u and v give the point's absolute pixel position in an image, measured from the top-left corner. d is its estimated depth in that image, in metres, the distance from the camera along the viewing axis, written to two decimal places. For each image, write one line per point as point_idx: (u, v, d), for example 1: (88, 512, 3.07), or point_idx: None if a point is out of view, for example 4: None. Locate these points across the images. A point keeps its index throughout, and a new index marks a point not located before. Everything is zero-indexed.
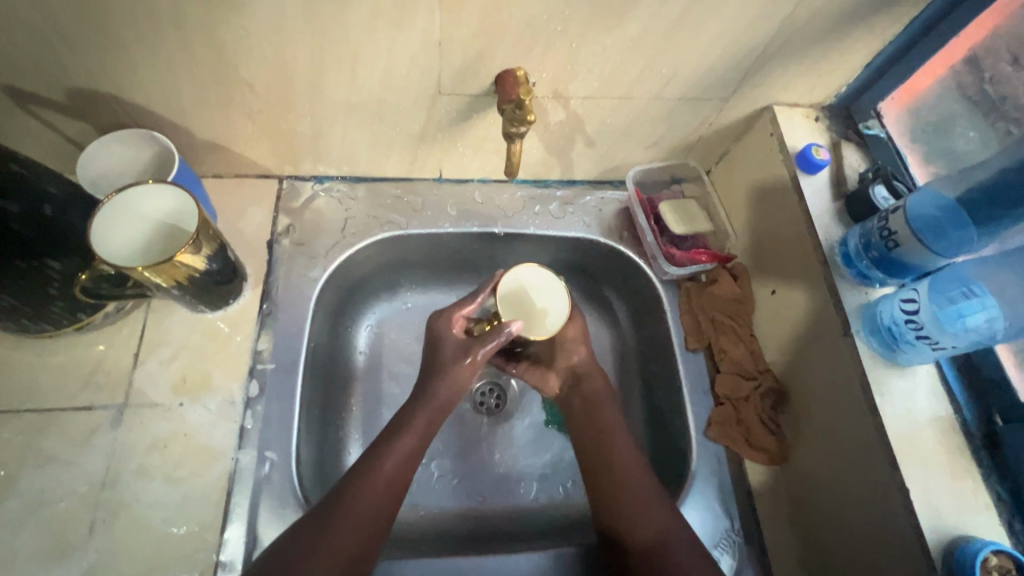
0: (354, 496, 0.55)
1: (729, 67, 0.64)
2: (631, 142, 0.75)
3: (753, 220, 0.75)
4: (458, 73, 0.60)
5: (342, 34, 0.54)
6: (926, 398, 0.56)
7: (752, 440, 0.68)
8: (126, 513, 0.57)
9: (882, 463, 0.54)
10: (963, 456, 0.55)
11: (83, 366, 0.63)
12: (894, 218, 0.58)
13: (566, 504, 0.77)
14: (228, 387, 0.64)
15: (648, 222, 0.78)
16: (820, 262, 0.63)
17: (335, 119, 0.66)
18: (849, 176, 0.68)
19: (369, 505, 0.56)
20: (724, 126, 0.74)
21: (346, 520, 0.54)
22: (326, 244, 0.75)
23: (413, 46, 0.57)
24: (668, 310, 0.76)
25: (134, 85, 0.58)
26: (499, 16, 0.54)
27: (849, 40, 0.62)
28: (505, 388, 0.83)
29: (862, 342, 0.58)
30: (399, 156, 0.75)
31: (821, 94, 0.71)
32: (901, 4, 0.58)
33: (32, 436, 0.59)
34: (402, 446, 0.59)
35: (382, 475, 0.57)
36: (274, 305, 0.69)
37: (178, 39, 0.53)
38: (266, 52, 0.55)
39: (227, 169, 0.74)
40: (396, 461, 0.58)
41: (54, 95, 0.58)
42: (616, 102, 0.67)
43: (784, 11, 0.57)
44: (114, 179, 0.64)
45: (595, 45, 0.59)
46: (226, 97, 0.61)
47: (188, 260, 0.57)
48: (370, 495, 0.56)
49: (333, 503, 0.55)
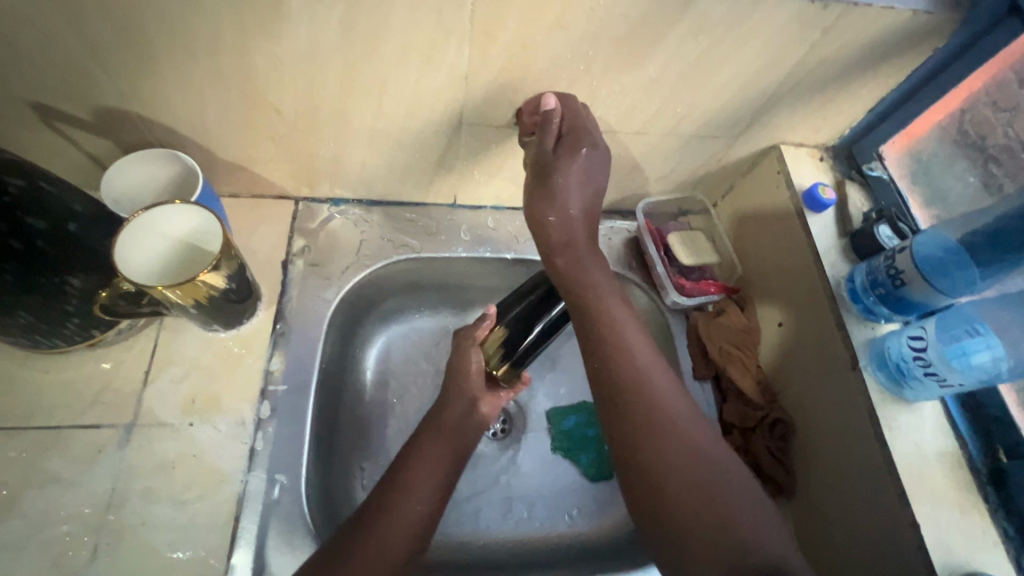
0: (387, 512, 0.55)
1: (740, 107, 0.66)
2: (643, 175, 0.78)
3: (760, 253, 0.77)
4: (482, 105, 0.62)
5: (374, 65, 0.56)
6: (932, 433, 0.58)
7: (761, 471, 0.68)
8: (130, 537, 0.56)
9: (893, 497, 0.55)
10: (969, 491, 0.56)
11: (93, 384, 0.62)
12: (901, 257, 0.60)
13: (570, 533, 0.76)
14: (239, 408, 0.64)
15: (659, 253, 0.80)
16: (827, 297, 0.65)
17: (357, 145, 0.67)
18: (853, 215, 0.70)
19: (403, 522, 0.55)
20: (731, 162, 0.77)
21: (379, 535, 0.53)
22: (341, 265, 0.75)
23: (440, 79, 0.58)
24: (677, 339, 0.78)
25: (164, 106, 0.59)
26: (526, 54, 0.56)
27: (854, 86, 0.66)
28: (511, 413, 0.83)
29: (870, 377, 0.59)
30: (416, 182, 0.76)
31: (825, 135, 0.74)
32: (904, 56, 0.62)
33: (35, 455, 0.58)
34: (432, 461, 0.60)
35: (415, 491, 0.57)
36: (288, 325, 0.69)
37: (213, 63, 0.54)
38: (298, 79, 0.57)
39: (244, 189, 0.74)
40: (428, 479, 0.58)
41: (81, 113, 0.59)
42: (631, 137, 0.70)
43: (795, 58, 0.60)
44: (133, 196, 0.65)
45: (615, 83, 0.61)
46: (253, 120, 0.62)
47: (209, 279, 0.57)
48: (403, 511, 0.55)
49: (365, 519, 0.54)
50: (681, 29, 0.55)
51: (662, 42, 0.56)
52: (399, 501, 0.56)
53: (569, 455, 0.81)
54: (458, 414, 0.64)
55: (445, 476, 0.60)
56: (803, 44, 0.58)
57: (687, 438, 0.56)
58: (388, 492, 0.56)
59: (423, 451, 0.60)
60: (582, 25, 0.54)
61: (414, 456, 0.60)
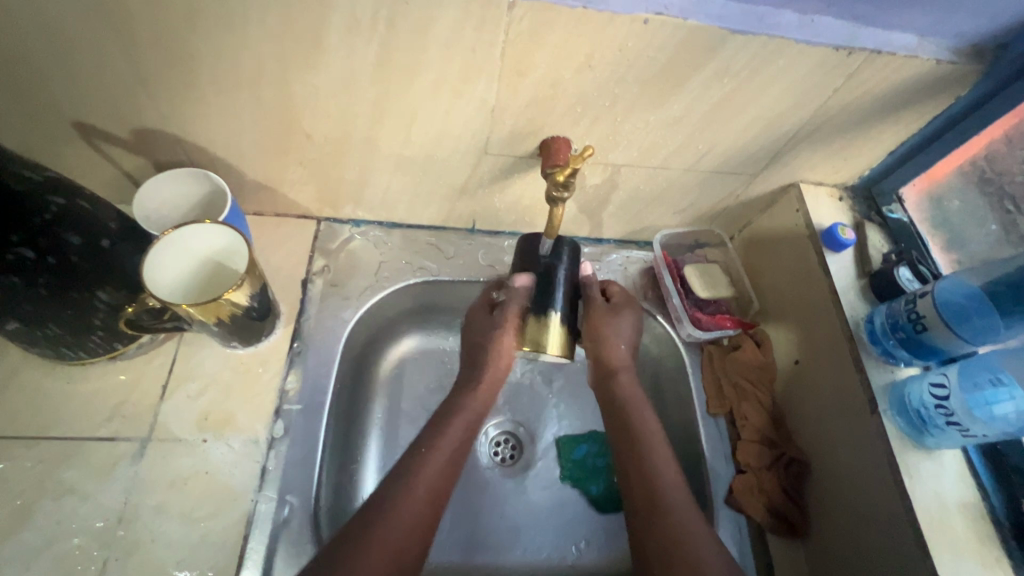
0: (397, 508, 0.54)
1: (761, 147, 0.67)
2: (661, 208, 0.78)
3: (778, 289, 0.76)
4: (506, 138, 0.64)
5: (405, 96, 0.57)
6: (954, 484, 0.57)
7: (774, 511, 0.66)
8: (139, 553, 0.56)
9: (913, 548, 0.54)
10: (992, 545, 0.55)
11: (112, 396, 0.62)
12: (922, 302, 0.60)
13: (577, 566, 0.75)
14: (253, 426, 0.64)
15: (675, 284, 0.80)
16: (846, 339, 0.64)
17: (383, 171, 0.69)
18: (873, 256, 0.70)
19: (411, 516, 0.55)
20: (751, 198, 0.78)
21: (386, 526, 0.53)
22: (359, 286, 0.76)
23: (468, 112, 0.60)
24: (691, 372, 0.76)
25: (199, 128, 0.60)
26: (553, 91, 0.58)
27: (875, 130, 0.66)
28: (520, 439, 0.83)
29: (889, 422, 0.59)
30: (437, 206, 0.77)
31: (845, 175, 0.74)
32: (925, 103, 0.62)
33: (53, 465, 0.58)
34: (446, 451, 0.61)
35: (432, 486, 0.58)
36: (305, 344, 0.70)
37: (251, 89, 0.56)
38: (331, 108, 0.59)
39: (269, 208, 0.76)
40: (439, 471, 0.59)
41: (120, 133, 0.61)
42: (652, 171, 0.70)
43: (817, 101, 0.61)
44: (162, 213, 0.66)
45: (639, 120, 0.62)
46: (283, 144, 0.63)
47: (233, 298, 0.58)
48: (414, 505, 0.55)
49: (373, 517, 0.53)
50: (707, 72, 0.56)
51: (688, 83, 0.57)
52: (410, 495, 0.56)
53: (578, 485, 0.80)
54: (467, 407, 0.66)
55: (451, 472, 0.60)
56: (827, 89, 0.59)
57: (657, 469, 0.60)
58: (398, 488, 0.56)
59: (440, 442, 0.61)
60: (610, 66, 0.55)
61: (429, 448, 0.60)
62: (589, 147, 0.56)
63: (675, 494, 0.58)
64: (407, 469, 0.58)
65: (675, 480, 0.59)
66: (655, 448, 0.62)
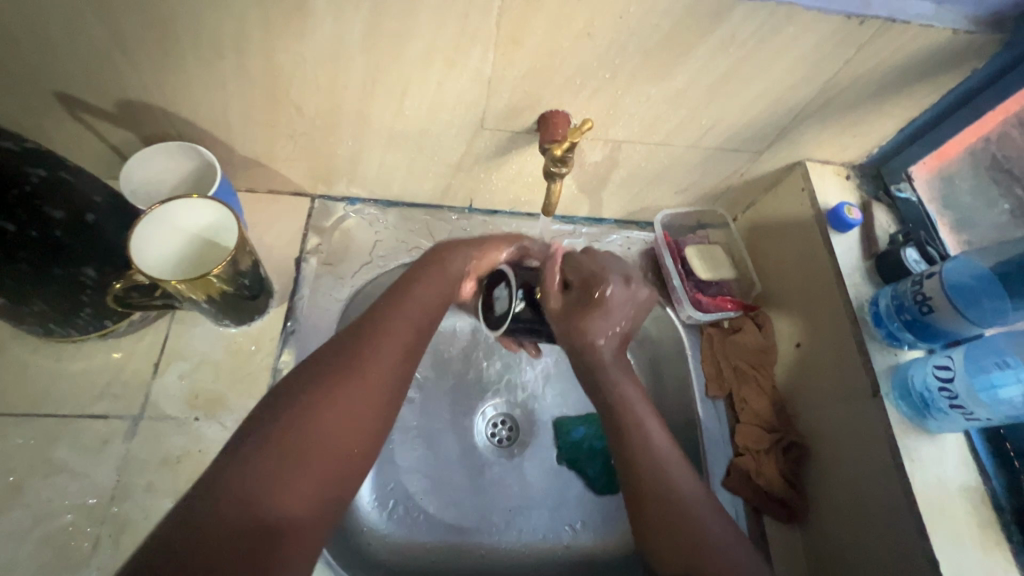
0: (293, 450, 0.42)
1: (767, 123, 0.65)
2: (662, 186, 0.76)
3: (781, 271, 0.75)
4: (504, 111, 0.62)
5: (397, 67, 0.55)
6: (955, 468, 0.56)
7: (772, 494, 0.66)
8: (133, 530, 0.55)
9: (911, 531, 0.54)
10: (991, 529, 0.54)
11: (103, 374, 0.62)
12: (929, 283, 0.58)
13: (573, 546, 0.75)
14: (246, 405, 0.63)
15: (675, 266, 0.78)
16: (850, 321, 0.63)
17: (375, 146, 0.67)
18: (880, 237, 0.69)
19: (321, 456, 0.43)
20: (755, 176, 0.76)
21: (282, 470, 0.41)
22: (353, 265, 0.75)
23: (463, 84, 0.58)
24: (690, 355, 0.75)
25: (186, 99, 0.59)
26: (551, 61, 0.55)
27: (886, 105, 0.64)
28: (517, 420, 0.82)
29: (891, 406, 0.58)
30: (432, 183, 0.75)
31: (853, 154, 0.72)
32: (939, 76, 0.60)
33: (43, 443, 0.58)
34: (369, 384, 0.47)
35: (348, 425, 0.45)
36: (298, 324, 0.69)
37: (237, 58, 0.54)
38: (320, 78, 0.57)
39: (262, 185, 0.74)
40: (359, 413, 0.46)
41: (104, 105, 0.59)
42: (654, 148, 0.68)
43: (825, 74, 0.59)
44: (151, 189, 0.65)
45: (640, 94, 0.60)
46: (273, 117, 0.62)
47: (222, 275, 0.56)
48: (326, 445, 0.44)
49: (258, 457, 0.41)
50: (712, 42, 0.54)
51: (691, 55, 0.55)
52: (321, 430, 0.44)
53: (574, 467, 0.79)
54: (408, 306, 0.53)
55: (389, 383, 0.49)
56: (836, 61, 0.57)
57: (652, 443, 0.52)
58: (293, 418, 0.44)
59: (367, 374, 0.48)
60: (610, 35, 0.53)
61: (334, 384, 0.46)
62: (588, 122, 0.53)
63: (677, 471, 0.50)
64: (310, 404, 0.45)
65: (677, 457, 0.51)
66: (648, 422, 0.54)
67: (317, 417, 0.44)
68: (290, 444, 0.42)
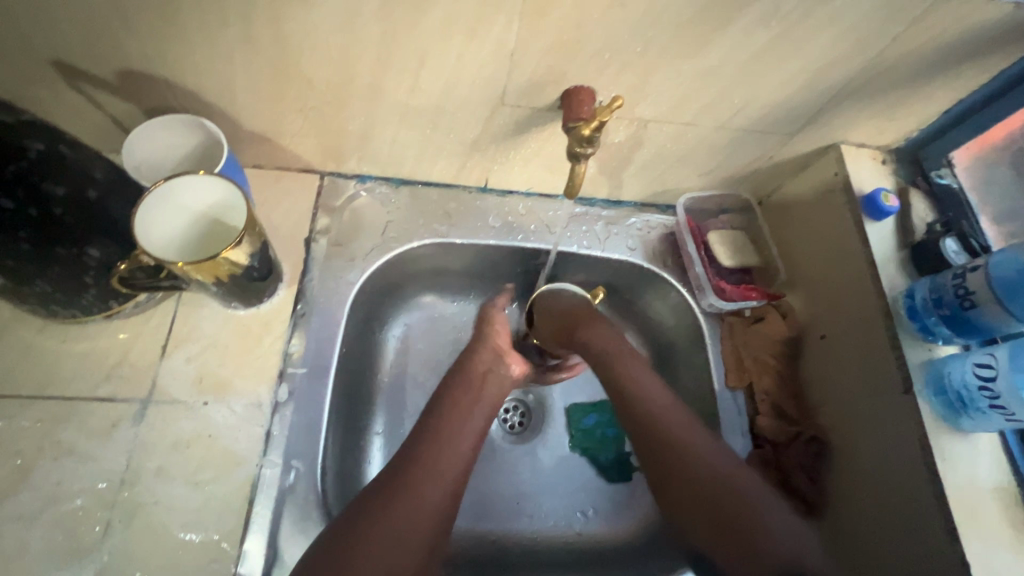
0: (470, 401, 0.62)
1: (804, 103, 0.62)
2: (687, 168, 0.73)
3: (808, 259, 0.72)
4: (526, 86, 0.58)
5: (414, 38, 0.52)
6: (987, 467, 0.54)
7: (791, 487, 0.65)
8: (144, 515, 0.55)
9: (941, 532, 0.52)
10: (1022, 530, 0.53)
11: (109, 356, 0.60)
12: (972, 277, 0.56)
13: (585, 533, 0.74)
14: (255, 390, 0.61)
15: (697, 252, 0.75)
16: (882, 313, 0.61)
17: (388, 121, 0.64)
18: (916, 226, 0.65)
19: (412, 536, 0.50)
20: (785, 160, 0.72)
21: (412, 505, 0.52)
22: (365, 247, 0.72)
23: (483, 56, 0.54)
24: (710, 343, 0.73)
25: (190, 70, 0.55)
26: (579, 33, 0.52)
27: (931, 86, 0.60)
28: (530, 407, 0.81)
29: (925, 403, 0.56)
30: (447, 163, 0.72)
31: (891, 136, 0.68)
32: (992, 55, 0.56)
33: (49, 427, 0.56)
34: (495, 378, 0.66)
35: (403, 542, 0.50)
36: (309, 306, 0.67)
37: (244, 26, 0.50)
38: (332, 49, 0.53)
39: (270, 161, 0.71)
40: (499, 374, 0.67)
41: (104, 74, 0.56)
42: (681, 128, 0.65)
43: (870, 51, 0.55)
44: (155, 164, 0.62)
45: (671, 69, 0.56)
46: (283, 90, 0.58)
47: (231, 256, 0.54)
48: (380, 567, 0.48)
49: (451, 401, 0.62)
50: (753, 13, 0.50)
51: (730, 26, 0.51)
52: (408, 506, 0.52)
53: (586, 454, 0.78)
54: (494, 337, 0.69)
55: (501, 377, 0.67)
56: (886, 36, 0.53)
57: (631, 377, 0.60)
58: (388, 502, 0.51)
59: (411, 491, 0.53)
60: (644, 4, 0.49)
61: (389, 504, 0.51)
62: (618, 98, 0.50)
63: (654, 399, 0.59)
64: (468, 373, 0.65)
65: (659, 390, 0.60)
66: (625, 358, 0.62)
67: (367, 536, 0.49)
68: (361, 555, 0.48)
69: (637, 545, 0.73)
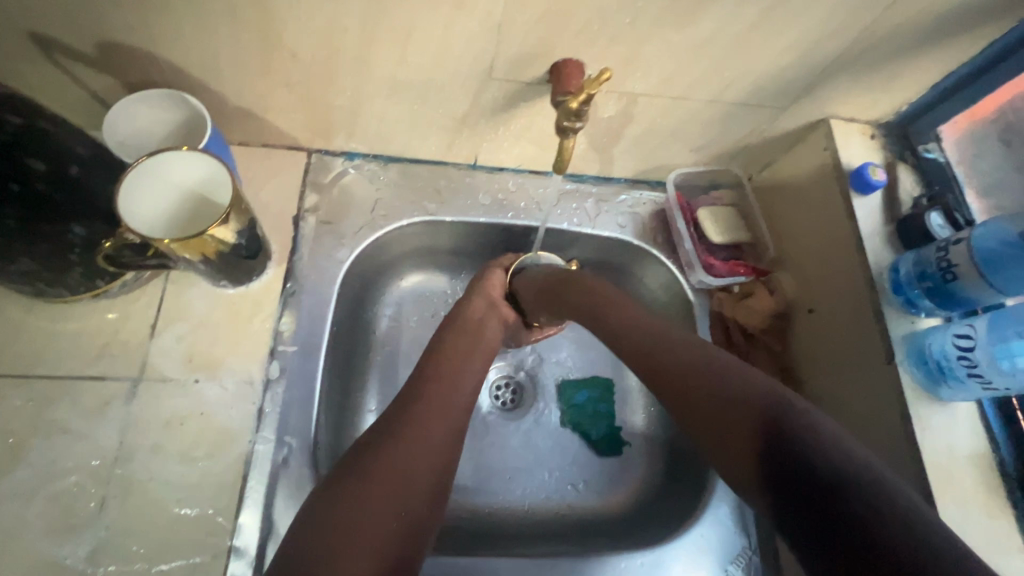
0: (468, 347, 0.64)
1: (794, 77, 0.61)
2: (677, 144, 0.73)
3: (797, 235, 0.73)
4: (514, 59, 0.57)
5: (399, 10, 0.51)
6: (965, 435, 0.56)
7: None
8: (139, 490, 0.55)
9: (918, 497, 0.54)
10: (996, 494, 0.55)
11: (99, 335, 0.60)
12: (955, 250, 0.56)
13: (576, 505, 0.75)
14: (247, 367, 0.62)
15: (688, 228, 0.76)
16: (867, 286, 0.62)
17: (376, 96, 0.63)
18: (903, 200, 0.66)
19: (422, 461, 0.52)
20: (775, 135, 0.72)
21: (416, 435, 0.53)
22: (354, 225, 0.72)
23: (471, 28, 0.53)
24: (699, 318, 0.74)
25: (172, 43, 0.54)
26: (567, 4, 0.51)
27: (921, 58, 0.60)
28: (521, 384, 0.82)
29: (905, 373, 0.57)
30: (437, 139, 0.71)
31: (881, 110, 0.68)
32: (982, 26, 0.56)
33: (41, 405, 0.56)
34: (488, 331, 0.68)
35: (407, 481, 0.50)
36: (299, 285, 0.67)
37: None
38: (316, 21, 0.52)
39: (256, 138, 0.70)
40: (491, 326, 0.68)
41: (82, 47, 0.54)
42: (671, 102, 0.64)
43: (861, 23, 0.55)
44: (138, 141, 0.61)
45: (660, 41, 0.55)
46: (267, 64, 0.57)
47: (218, 233, 0.53)
48: (380, 504, 0.47)
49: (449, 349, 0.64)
50: None
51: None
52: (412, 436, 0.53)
53: (577, 430, 0.79)
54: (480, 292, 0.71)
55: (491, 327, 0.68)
56: (876, 7, 0.53)
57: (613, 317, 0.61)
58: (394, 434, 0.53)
59: (408, 435, 0.53)
60: None
61: (392, 443, 0.52)
62: (605, 70, 0.49)
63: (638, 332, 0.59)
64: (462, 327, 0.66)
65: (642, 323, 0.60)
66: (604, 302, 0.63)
67: (377, 462, 0.50)
68: (364, 485, 0.48)
69: (626, 516, 0.75)
